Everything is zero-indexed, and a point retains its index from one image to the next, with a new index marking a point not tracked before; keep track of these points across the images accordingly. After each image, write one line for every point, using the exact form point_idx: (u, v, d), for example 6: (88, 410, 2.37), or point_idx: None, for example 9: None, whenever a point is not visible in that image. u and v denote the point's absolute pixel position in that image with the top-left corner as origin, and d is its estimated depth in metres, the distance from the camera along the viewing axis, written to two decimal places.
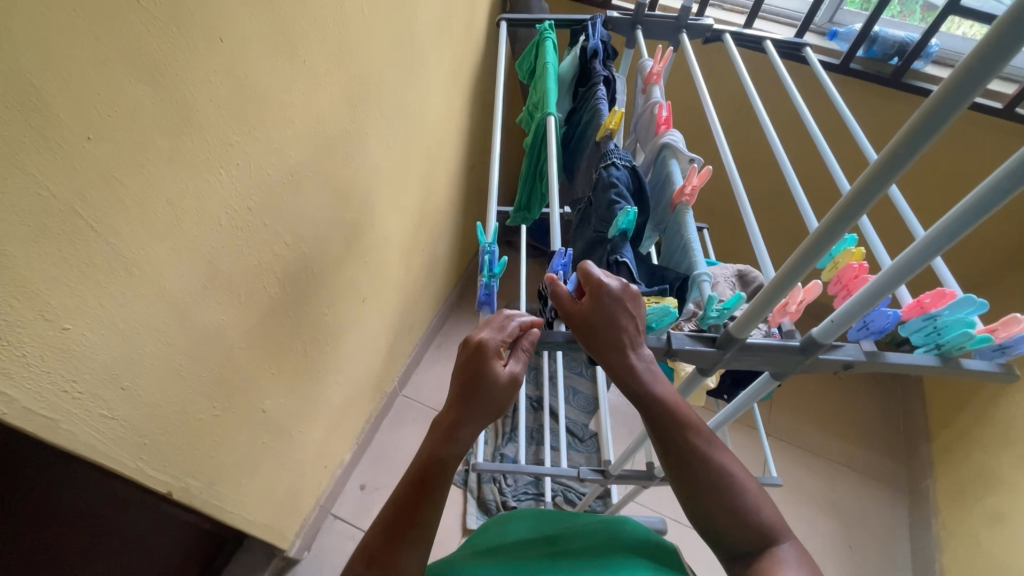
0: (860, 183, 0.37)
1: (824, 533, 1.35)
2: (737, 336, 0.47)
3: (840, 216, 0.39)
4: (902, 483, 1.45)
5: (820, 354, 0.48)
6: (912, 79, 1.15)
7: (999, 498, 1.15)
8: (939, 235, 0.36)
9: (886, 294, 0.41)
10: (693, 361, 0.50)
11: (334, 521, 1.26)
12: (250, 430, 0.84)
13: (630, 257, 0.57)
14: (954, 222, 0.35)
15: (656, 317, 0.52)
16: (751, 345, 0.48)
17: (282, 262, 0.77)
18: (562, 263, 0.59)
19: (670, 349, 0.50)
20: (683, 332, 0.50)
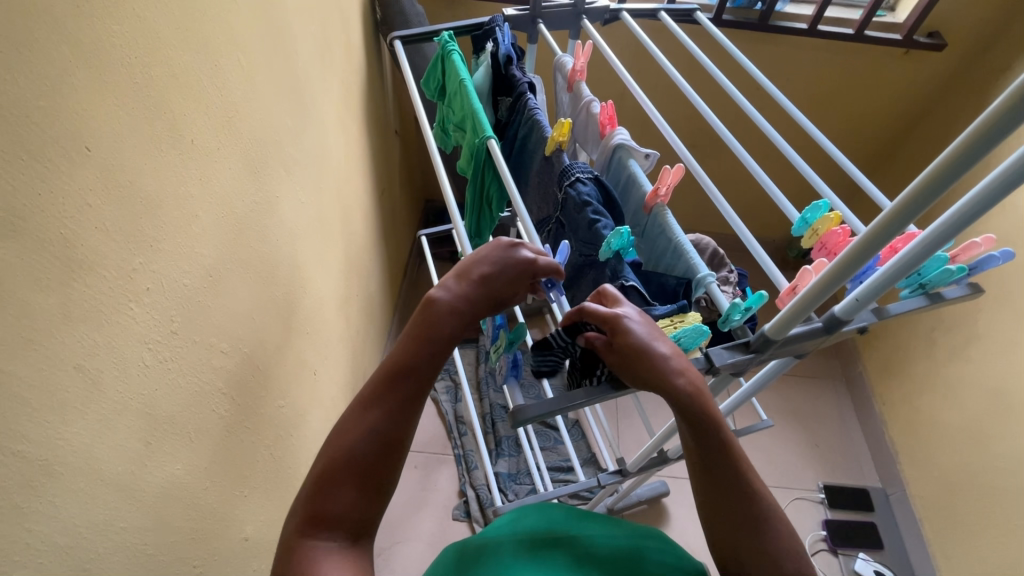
0: (892, 213, 0.38)
1: (794, 441, 1.48)
2: (774, 338, 0.48)
3: (868, 244, 0.40)
4: (839, 373, 1.62)
5: (843, 328, 0.49)
6: (777, 19, 1.26)
7: (924, 366, 1.33)
8: (949, 229, 0.38)
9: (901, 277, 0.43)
10: (734, 369, 0.50)
11: None
12: (237, 567, 0.72)
13: (633, 278, 0.54)
14: (966, 213, 0.37)
15: (689, 338, 0.50)
16: (787, 340, 0.49)
17: (226, 374, 0.65)
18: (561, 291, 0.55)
19: (713, 367, 0.49)
20: (719, 345, 0.50)
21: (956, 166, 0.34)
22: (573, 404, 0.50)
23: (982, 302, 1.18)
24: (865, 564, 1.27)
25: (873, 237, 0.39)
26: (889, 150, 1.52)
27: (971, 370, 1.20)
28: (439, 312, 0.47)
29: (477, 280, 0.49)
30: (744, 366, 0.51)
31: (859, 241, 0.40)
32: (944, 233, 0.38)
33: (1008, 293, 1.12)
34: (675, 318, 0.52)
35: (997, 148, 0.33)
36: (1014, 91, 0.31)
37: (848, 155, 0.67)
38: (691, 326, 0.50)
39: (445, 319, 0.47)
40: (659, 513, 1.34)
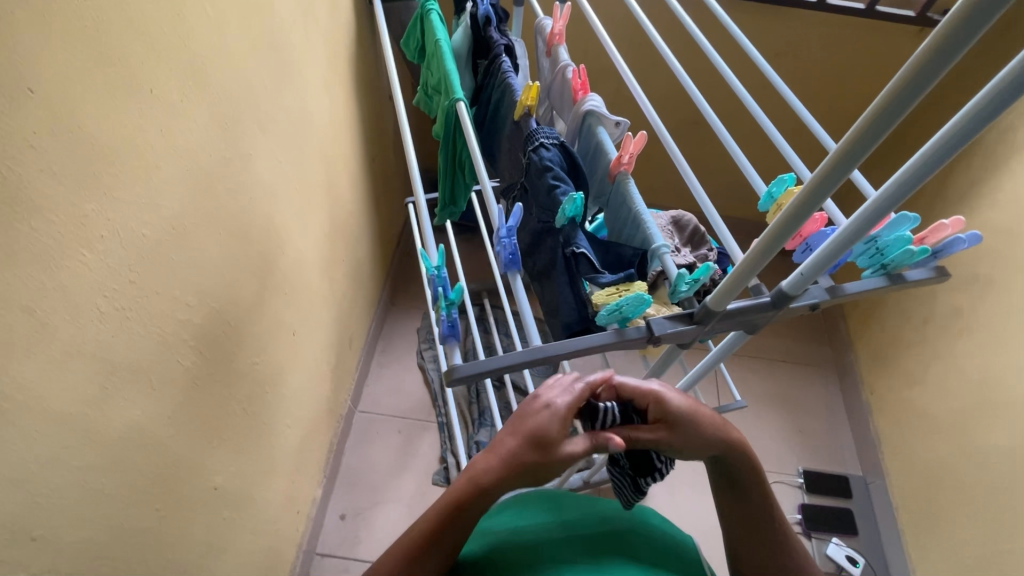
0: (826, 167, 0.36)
1: (777, 426, 1.48)
2: (716, 310, 0.46)
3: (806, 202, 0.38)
4: (830, 361, 1.60)
5: (791, 304, 0.48)
6: None
7: (913, 357, 1.31)
8: (903, 184, 0.36)
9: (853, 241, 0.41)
10: (675, 341, 0.48)
11: (322, 559, 1.22)
12: (207, 513, 0.75)
13: (586, 245, 0.52)
14: (916, 172, 0.35)
15: (631, 307, 0.47)
16: (729, 313, 0.48)
17: (191, 326, 0.66)
18: (511, 254, 0.50)
19: (654, 337, 0.47)
20: (663, 316, 0.48)
21: (889, 114, 0.32)
22: (513, 364, 0.46)
23: (976, 293, 1.16)
24: (836, 549, 1.28)
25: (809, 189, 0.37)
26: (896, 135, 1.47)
27: (960, 362, 1.18)
28: (519, 464, 0.46)
29: (560, 430, 0.47)
30: (688, 338, 0.49)
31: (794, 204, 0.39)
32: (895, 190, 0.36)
33: (1001, 285, 1.10)
34: (621, 286, 0.49)
35: (929, 92, 0.30)
36: (946, 24, 0.28)
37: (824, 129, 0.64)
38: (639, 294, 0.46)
39: (523, 466, 0.46)
40: None
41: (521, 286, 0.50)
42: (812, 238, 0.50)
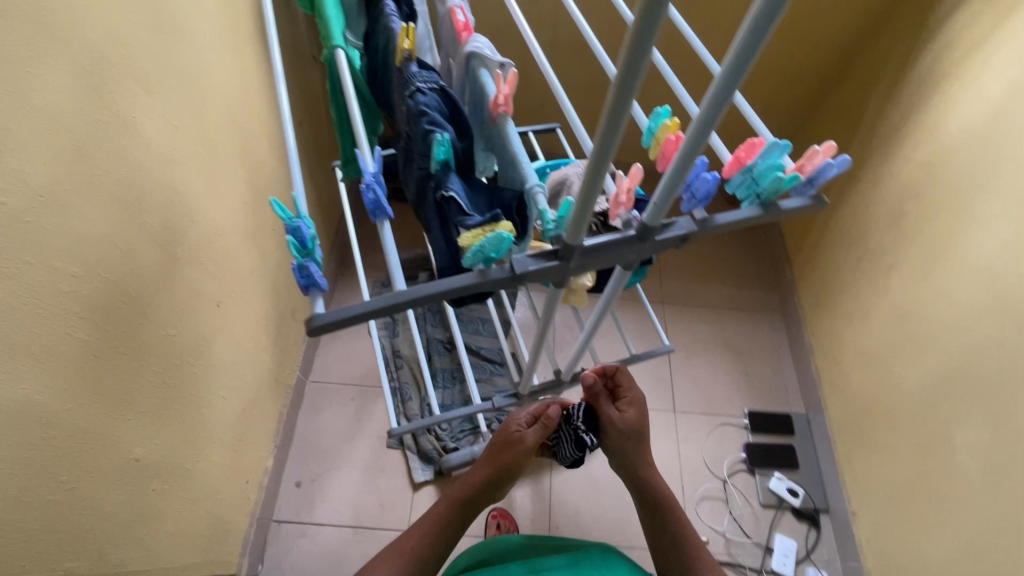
0: (621, 70, 0.32)
1: (724, 371, 1.52)
2: (574, 244, 0.45)
3: (614, 111, 0.35)
4: (777, 306, 1.63)
5: (655, 236, 0.48)
6: None
7: (848, 297, 1.34)
8: (737, 61, 0.33)
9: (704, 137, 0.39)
10: (542, 279, 0.48)
11: (279, 526, 1.24)
12: (130, 484, 0.75)
13: (456, 188, 0.51)
14: (748, 42, 0.32)
15: (493, 246, 0.46)
16: (590, 248, 0.47)
17: (82, 299, 0.64)
18: (373, 198, 0.49)
19: (517, 276, 0.47)
20: (525, 253, 0.48)
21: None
22: (379, 308, 0.46)
23: (903, 230, 1.18)
24: (778, 483, 1.34)
25: (616, 93, 0.33)
26: (838, 76, 1.44)
27: (889, 298, 1.21)
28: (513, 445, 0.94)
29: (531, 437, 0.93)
30: (555, 275, 0.48)
31: (607, 116, 0.35)
32: (730, 69, 0.34)
33: (925, 219, 1.12)
34: (487, 226, 0.47)
35: None
36: None
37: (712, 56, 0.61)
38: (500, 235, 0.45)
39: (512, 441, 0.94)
40: None
41: (388, 234, 0.50)
42: (694, 183, 0.47)
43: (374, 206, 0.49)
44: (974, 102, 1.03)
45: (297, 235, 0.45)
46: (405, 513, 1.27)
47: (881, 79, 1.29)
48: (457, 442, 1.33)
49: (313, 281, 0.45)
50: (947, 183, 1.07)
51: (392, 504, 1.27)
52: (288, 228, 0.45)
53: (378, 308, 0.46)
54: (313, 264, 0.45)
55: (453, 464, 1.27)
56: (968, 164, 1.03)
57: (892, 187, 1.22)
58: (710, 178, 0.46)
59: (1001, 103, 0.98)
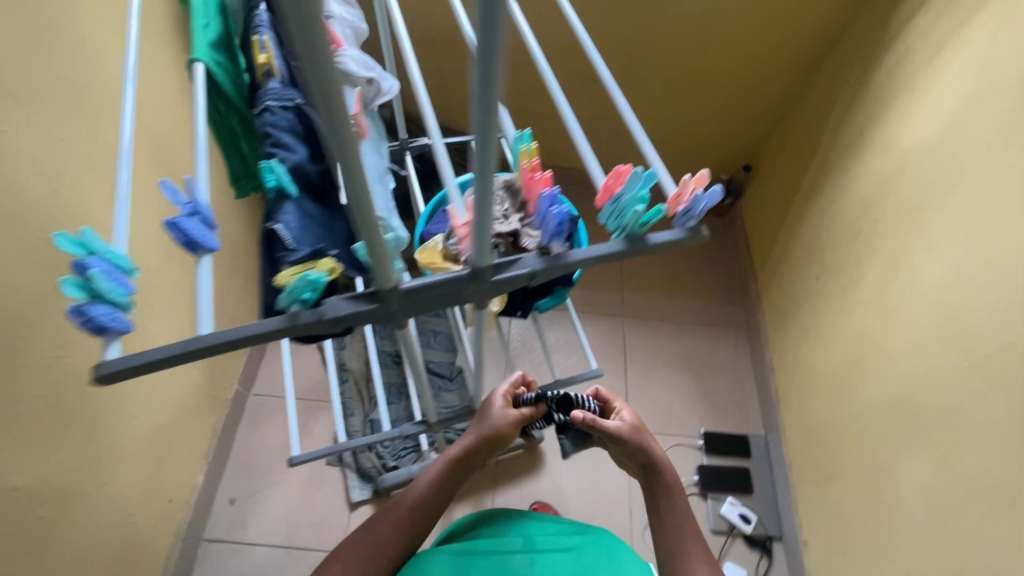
0: (311, 66, 0.28)
1: (682, 389, 1.47)
2: (385, 285, 0.41)
3: (331, 114, 0.30)
4: (741, 320, 1.58)
5: (488, 274, 0.43)
6: None
7: (806, 314, 1.29)
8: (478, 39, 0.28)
9: (485, 138, 0.33)
10: (362, 322, 0.43)
11: (210, 545, 1.20)
12: (6, 514, 0.72)
13: (287, 218, 0.47)
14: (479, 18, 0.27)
15: (302, 288, 0.42)
16: (410, 291, 0.42)
17: None
18: (187, 234, 0.44)
19: (331, 320, 0.42)
20: (343, 295, 0.43)
21: None
22: (176, 355, 0.41)
23: (858, 247, 1.12)
24: (730, 508, 1.28)
25: (320, 90, 0.29)
26: (801, 87, 1.39)
27: (843, 318, 1.15)
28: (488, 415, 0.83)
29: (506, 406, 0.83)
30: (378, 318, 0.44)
31: (325, 120, 0.31)
32: (477, 53, 0.29)
33: (878, 237, 1.07)
34: (300, 266, 0.44)
35: None
36: None
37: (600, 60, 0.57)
38: (312, 275, 0.42)
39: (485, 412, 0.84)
40: (534, 458, 1.35)
41: (207, 269, 0.45)
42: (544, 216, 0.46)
43: (187, 240, 0.44)
44: (928, 114, 0.98)
45: (85, 272, 0.40)
46: (341, 533, 1.23)
47: (842, 87, 1.22)
48: (398, 460, 1.29)
49: (104, 324, 0.41)
50: (901, 201, 1.02)
51: (328, 524, 1.24)
52: (74, 266, 0.40)
53: (175, 353, 0.41)
54: (101, 306, 0.41)
55: (390, 484, 1.25)
56: (922, 180, 0.98)
57: (850, 202, 1.16)
58: (557, 212, 0.45)
59: (953, 117, 0.92)
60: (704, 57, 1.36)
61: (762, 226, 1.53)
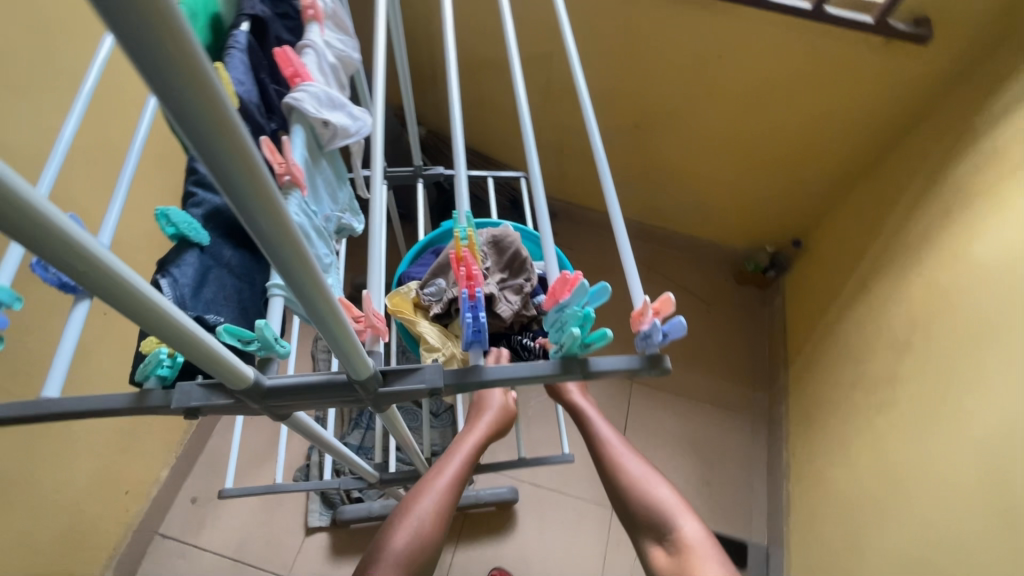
0: (62, 261, 0.22)
1: (682, 474, 1.33)
2: (244, 384, 0.34)
3: (118, 297, 0.24)
4: (764, 410, 1.42)
5: (372, 385, 0.36)
6: None
7: (833, 423, 1.13)
8: (262, 222, 0.21)
9: (323, 301, 0.27)
10: (221, 414, 0.37)
11: (162, 540, 1.18)
12: None
13: (182, 267, 0.43)
14: (249, 203, 0.20)
15: (154, 364, 0.37)
16: (276, 390, 0.36)
17: None
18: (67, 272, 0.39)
19: (182, 408, 0.36)
20: (202, 380, 0.37)
21: None
22: (7, 417, 0.36)
23: (904, 362, 0.97)
24: None
25: (86, 280, 0.23)
26: (860, 172, 1.22)
27: (873, 441, 0.99)
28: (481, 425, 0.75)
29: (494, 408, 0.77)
30: (238, 414, 0.37)
31: (116, 303, 0.25)
32: (267, 232, 0.22)
33: (928, 358, 0.91)
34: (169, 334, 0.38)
35: None
36: None
37: (594, 127, 0.49)
38: (167, 352, 0.37)
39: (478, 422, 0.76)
40: (505, 518, 1.26)
41: (77, 318, 0.40)
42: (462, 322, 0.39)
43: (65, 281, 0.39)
44: (1006, 228, 0.83)
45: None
46: (291, 556, 1.19)
47: (912, 178, 1.07)
48: (363, 492, 1.23)
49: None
50: (962, 323, 0.86)
51: (280, 543, 1.20)
52: None
53: (6, 415, 0.36)
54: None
55: (347, 517, 1.19)
56: (988, 303, 0.82)
57: (903, 308, 1.00)
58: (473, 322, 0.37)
59: None
60: (757, 120, 1.24)
61: (802, 310, 1.38)
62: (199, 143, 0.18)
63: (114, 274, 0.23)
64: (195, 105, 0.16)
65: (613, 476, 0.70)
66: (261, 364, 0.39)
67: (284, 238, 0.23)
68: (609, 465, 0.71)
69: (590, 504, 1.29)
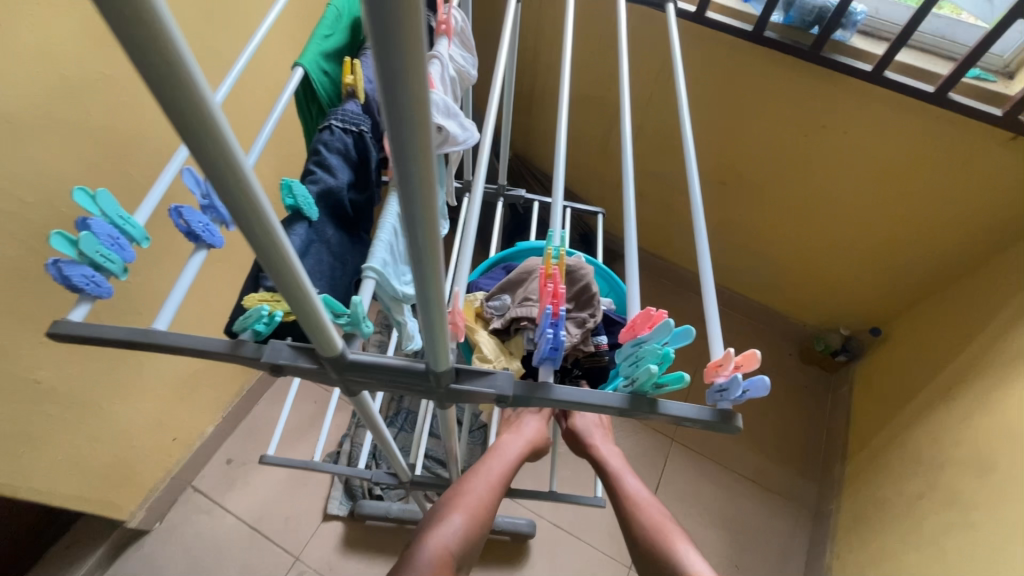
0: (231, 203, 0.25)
1: (710, 551, 1.25)
2: (330, 354, 0.35)
3: (263, 247, 0.27)
4: (811, 502, 1.32)
5: (446, 380, 0.37)
6: (834, 52, 1.01)
7: (890, 535, 1.03)
8: (414, 201, 0.23)
9: (435, 292, 0.28)
10: (300, 377, 0.39)
11: (192, 494, 1.24)
12: (20, 403, 0.78)
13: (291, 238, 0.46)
14: (409, 178, 0.23)
15: (254, 319, 0.39)
16: (356, 366, 0.37)
17: (29, 226, 0.69)
18: (201, 221, 0.43)
19: (269, 364, 0.38)
20: (291, 342, 0.39)
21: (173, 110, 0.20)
22: (119, 340, 0.40)
23: (987, 484, 0.87)
24: None
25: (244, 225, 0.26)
26: (965, 270, 1.15)
27: (935, 564, 0.89)
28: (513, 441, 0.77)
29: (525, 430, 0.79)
30: (317, 380, 0.39)
31: (258, 254, 0.27)
32: (413, 211, 0.24)
33: (1016, 485, 0.82)
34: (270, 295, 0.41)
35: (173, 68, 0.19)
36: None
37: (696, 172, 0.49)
38: (268, 310, 0.40)
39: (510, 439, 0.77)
40: (518, 551, 1.22)
41: (197, 263, 0.44)
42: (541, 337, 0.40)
43: (197, 230, 0.43)
44: None
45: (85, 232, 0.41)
46: (305, 538, 1.21)
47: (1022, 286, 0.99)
48: (384, 490, 1.24)
49: (77, 286, 0.41)
50: None
51: (297, 522, 1.22)
52: (88, 225, 0.41)
53: (119, 339, 0.40)
54: (80, 267, 0.41)
55: (366, 513, 1.20)
56: None
57: (993, 424, 0.91)
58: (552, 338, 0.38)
59: None
60: (852, 196, 1.19)
61: (871, 403, 1.28)
62: (391, 118, 0.20)
63: (268, 224, 0.26)
64: (400, 80, 0.19)
65: (632, 523, 0.73)
66: (345, 339, 0.41)
67: (425, 221, 0.24)
68: (627, 513, 0.73)
69: (606, 558, 1.23)
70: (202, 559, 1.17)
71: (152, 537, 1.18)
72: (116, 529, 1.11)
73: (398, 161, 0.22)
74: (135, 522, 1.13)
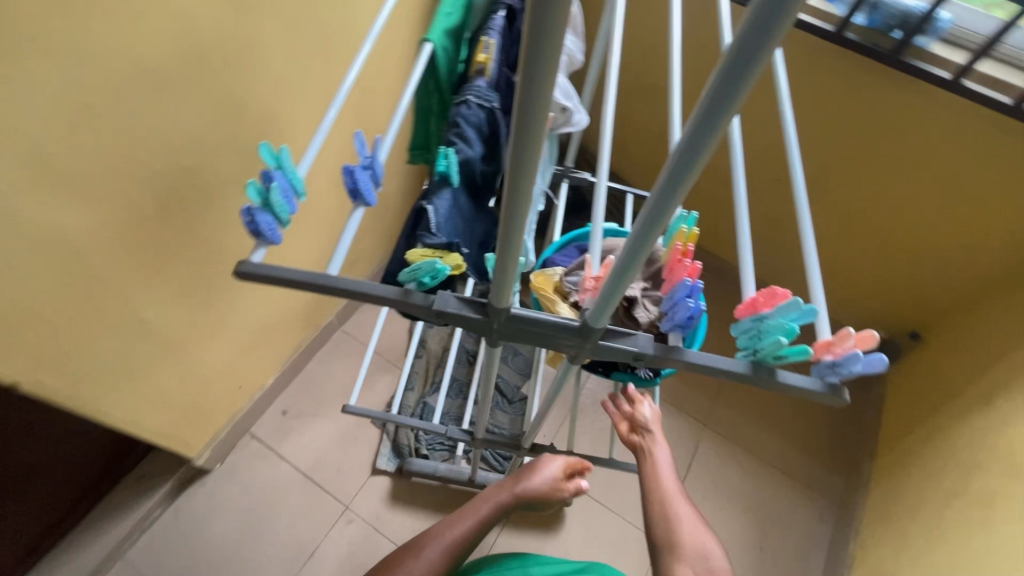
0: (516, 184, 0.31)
1: (735, 532, 1.30)
2: (500, 306, 0.42)
3: (513, 219, 0.33)
4: (835, 495, 1.37)
5: (596, 338, 0.44)
6: (914, 57, 1.03)
7: (919, 529, 1.07)
8: (672, 179, 0.31)
9: (637, 255, 0.36)
10: (461, 325, 0.44)
11: (250, 440, 1.31)
12: (125, 337, 0.84)
13: (438, 203, 0.52)
14: (679, 163, 0.30)
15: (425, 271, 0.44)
16: (517, 317, 0.44)
17: (156, 174, 0.74)
18: (364, 182, 0.48)
19: (435, 311, 0.44)
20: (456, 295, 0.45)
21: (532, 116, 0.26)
22: (297, 281, 0.45)
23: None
24: None
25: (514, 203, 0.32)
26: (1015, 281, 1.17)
27: (964, 556, 0.94)
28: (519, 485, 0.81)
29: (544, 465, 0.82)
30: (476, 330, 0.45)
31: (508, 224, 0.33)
32: (665, 186, 0.32)
33: None
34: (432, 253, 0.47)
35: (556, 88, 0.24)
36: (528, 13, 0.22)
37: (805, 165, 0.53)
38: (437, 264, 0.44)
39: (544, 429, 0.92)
40: (553, 518, 1.29)
41: (358, 219, 0.49)
42: (675, 306, 0.45)
43: (359, 189, 0.48)
44: None
45: (268, 183, 0.46)
46: (354, 488, 1.28)
47: None
48: (431, 451, 1.31)
49: (261, 231, 0.46)
50: None
51: (347, 474, 1.29)
52: (270, 177, 0.46)
53: (297, 280, 0.45)
54: (266, 215, 0.46)
55: (414, 470, 1.26)
56: None
57: None
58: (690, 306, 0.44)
59: None
60: (909, 201, 1.22)
61: (904, 405, 1.32)
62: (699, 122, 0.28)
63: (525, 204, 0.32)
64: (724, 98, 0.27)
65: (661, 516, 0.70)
66: None
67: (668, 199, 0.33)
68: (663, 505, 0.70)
69: (636, 531, 1.29)
70: (259, 500, 1.25)
71: (214, 476, 1.26)
72: (184, 465, 1.18)
73: (701, 134, 0.28)
74: (201, 461, 1.20)
